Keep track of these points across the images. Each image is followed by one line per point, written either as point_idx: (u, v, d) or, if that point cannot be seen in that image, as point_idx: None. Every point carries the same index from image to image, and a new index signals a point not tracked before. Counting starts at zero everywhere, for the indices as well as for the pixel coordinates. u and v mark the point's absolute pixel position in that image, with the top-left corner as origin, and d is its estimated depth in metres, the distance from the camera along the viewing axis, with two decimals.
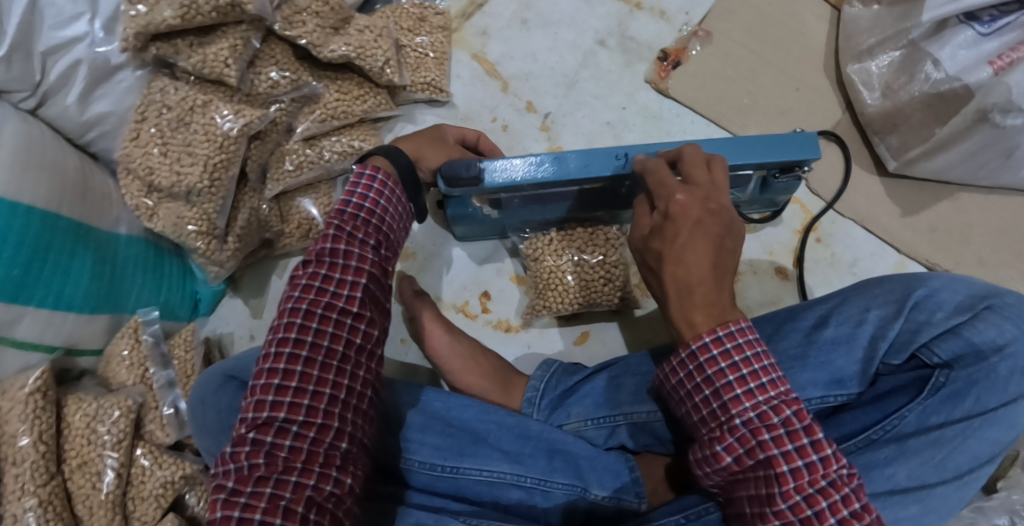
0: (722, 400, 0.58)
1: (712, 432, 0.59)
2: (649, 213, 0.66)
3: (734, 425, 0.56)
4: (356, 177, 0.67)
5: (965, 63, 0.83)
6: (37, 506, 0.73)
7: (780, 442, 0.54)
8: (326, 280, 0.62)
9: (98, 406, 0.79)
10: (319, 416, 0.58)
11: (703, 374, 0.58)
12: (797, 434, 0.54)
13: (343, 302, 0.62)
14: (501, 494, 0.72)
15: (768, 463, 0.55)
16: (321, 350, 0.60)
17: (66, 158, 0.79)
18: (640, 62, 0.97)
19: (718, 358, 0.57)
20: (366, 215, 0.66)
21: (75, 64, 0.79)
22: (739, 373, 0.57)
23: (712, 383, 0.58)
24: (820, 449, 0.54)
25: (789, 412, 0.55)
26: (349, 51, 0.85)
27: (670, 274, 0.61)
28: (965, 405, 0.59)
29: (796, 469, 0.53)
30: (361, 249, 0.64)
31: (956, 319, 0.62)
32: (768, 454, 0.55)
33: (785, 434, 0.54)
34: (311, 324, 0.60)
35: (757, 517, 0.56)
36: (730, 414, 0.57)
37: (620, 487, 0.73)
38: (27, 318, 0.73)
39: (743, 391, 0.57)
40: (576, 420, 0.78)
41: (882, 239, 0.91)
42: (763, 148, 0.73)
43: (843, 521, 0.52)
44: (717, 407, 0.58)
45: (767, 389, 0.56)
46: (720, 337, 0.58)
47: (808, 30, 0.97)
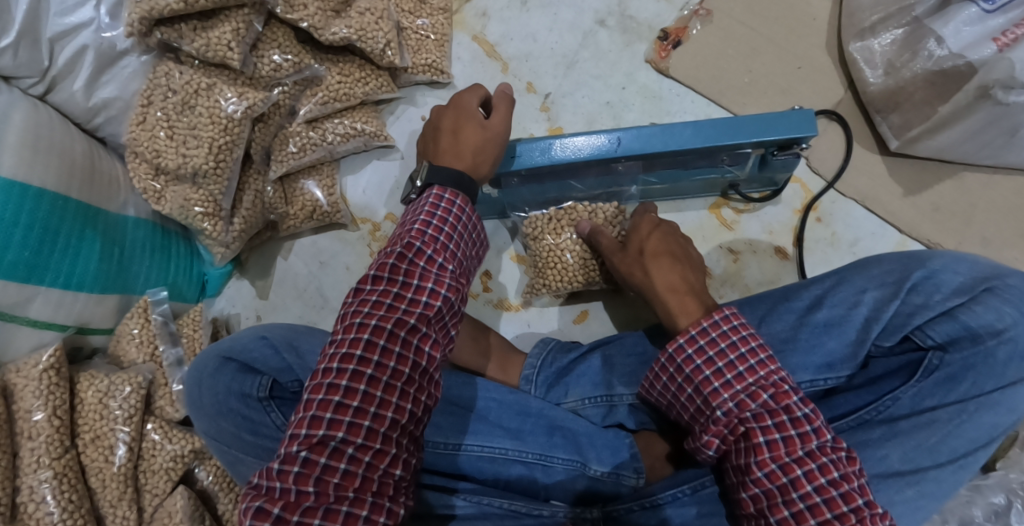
0: (704, 395, 0.60)
1: (700, 425, 0.61)
2: (610, 225, 0.85)
3: (717, 416, 0.58)
4: (435, 198, 0.67)
5: (969, 40, 0.82)
6: (52, 478, 0.76)
7: (758, 419, 0.56)
8: (399, 298, 0.60)
9: (109, 383, 0.81)
10: (367, 419, 0.55)
11: (682, 373, 0.61)
12: (775, 412, 0.55)
13: (413, 320, 0.59)
14: (502, 471, 0.74)
15: (746, 438, 0.56)
16: (392, 358, 0.57)
17: (74, 143, 0.81)
18: (639, 42, 0.97)
19: (693, 355, 0.60)
20: (445, 239, 0.65)
21: (81, 50, 0.81)
22: (716, 366, 0.59)
23: (692, 381, 0.60)
24: (798, 424, 0.55)
25: (766, 396, 0.56)
26: (350, 34, 0.85)
27: (649, 263, 0.72)
28: (960, 389, 0.60)
29: (772, 442, 0.55)
30: (439, 273, 0.63)
31: (953, 302, 0.62)
32: (746, 430, 0.56)
33: (764, 412, 0.56)
34: (379, 340, 0.57)
35: (739, 486, 0.57)
36: (712, 407, 0.59)
37: (618, 463, 0.75)
38: (39, 299, 0.76)
39: (721, 383, 0.58)
40: (574, 399, 0.79)
41: (883, 218, 0.91)
42: (760, 126, 0.73)
43: (822, 489, 0.53)
44: (701, 403, 0.60)
45: (744, 377, 0.58)
46: (693, 336, 0.60)
47: (810, 6, 0.96)
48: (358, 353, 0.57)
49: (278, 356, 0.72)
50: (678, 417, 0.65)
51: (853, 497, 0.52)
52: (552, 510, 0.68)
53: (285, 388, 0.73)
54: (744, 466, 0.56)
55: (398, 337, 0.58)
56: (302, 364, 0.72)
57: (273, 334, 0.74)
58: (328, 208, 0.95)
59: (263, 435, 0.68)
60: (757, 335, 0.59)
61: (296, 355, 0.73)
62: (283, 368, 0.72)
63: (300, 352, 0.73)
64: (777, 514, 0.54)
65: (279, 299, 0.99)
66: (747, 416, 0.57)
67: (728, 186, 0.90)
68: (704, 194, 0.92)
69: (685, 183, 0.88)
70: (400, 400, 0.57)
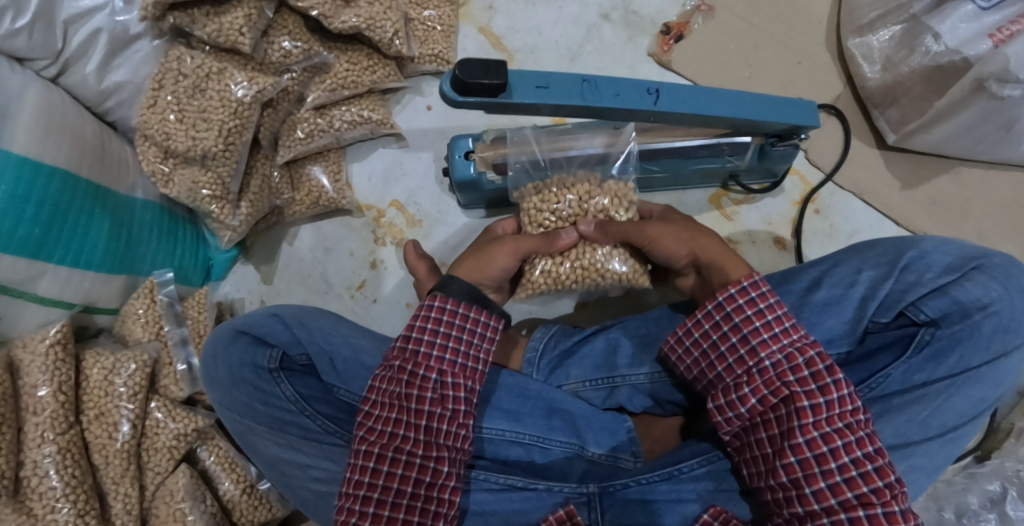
0: (751, 345, 0.63)
1: (738, 379, 0.63)
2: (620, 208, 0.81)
3: (763, 367, 0.62)
4: (427, 307, 0.68)
5: (965, 36, 0.84)
6: (56, 452, 0.76)
7: (804, 382, 0.60)
8: (400, 411, 0.64)
9: (114, 360, 0.82)
10: (386, 510, 0.61)
11: (731, 321, 0.64)
12: (821, 374, 0.60)
13: (414, 434, 0.63)
14: (501, 451, 0.76)
15: (790, 401, 0.60)
16: (399, 465, 0.62)
17: (86, 125, 0.82)
18: (642, 36, 0.99)
19: (745, 306, 0.63)
20: (442, 348, 0.66)
21: (95, 33, 0.83)
22: (765, 319, 0.63)
23: (739, 329, 0.63)
24: (841, 388, 0.59)
25: (812, 353, 0.61)
26: (360, 23, 0.86)
27: (695, 244, 0.73)
28: (948, 363, 0.64)
29: (817, 405, 0.59)
30: (432, 380, 0.65)
31: (944, 279, 0.66)
32: (791, 392, 0.60)
33: (810, 374, 0.60)
34: (387, 454, 0.62)
35: (773, 455, 0.61)
36: (759, 358, 0.62)
37: (615, 446, 0.77)
38: (48, 275, 0.77)
39: (769, 335, 0.62)
40: (575, 381, 0.80)
41: (881, 212, 0.92)
42: (780, 109, 0.72)
43: (858, 461, 0.58)
44: (744, 354, 0.63)
45: (789, 333, 0.62)
46: (745, 288, 0.64)
47: (810, 3, 0.97)
48: (370, 465, 0.62)
49: (289, 331, 0.74)
50: (702, 379, 0.67)
51: (887, 473, 0.57)
52: (548, 485, 0.70)
53: (295, 361, 0.74)
54: (787, 431, 0.60)
55: (402, 452, 0.62)
56: (311, 340, 0.73)
57: (284, 312, 0.75)
58: (334, 195, 0.97)
59: (273, 405, 0.72)
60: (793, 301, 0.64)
61: (304, 332, 0.74)
62: (292, 342, 0.74)
63: (310, 329, 0.74)
64: (813, 483, 0.58)
65: (283, 285, 1.00)
66: (792, 371, 0.61)
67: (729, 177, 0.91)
68: (705, 186, 0.94)
69: (685, 171, 0.88)
70: (424, 503, 0.62)
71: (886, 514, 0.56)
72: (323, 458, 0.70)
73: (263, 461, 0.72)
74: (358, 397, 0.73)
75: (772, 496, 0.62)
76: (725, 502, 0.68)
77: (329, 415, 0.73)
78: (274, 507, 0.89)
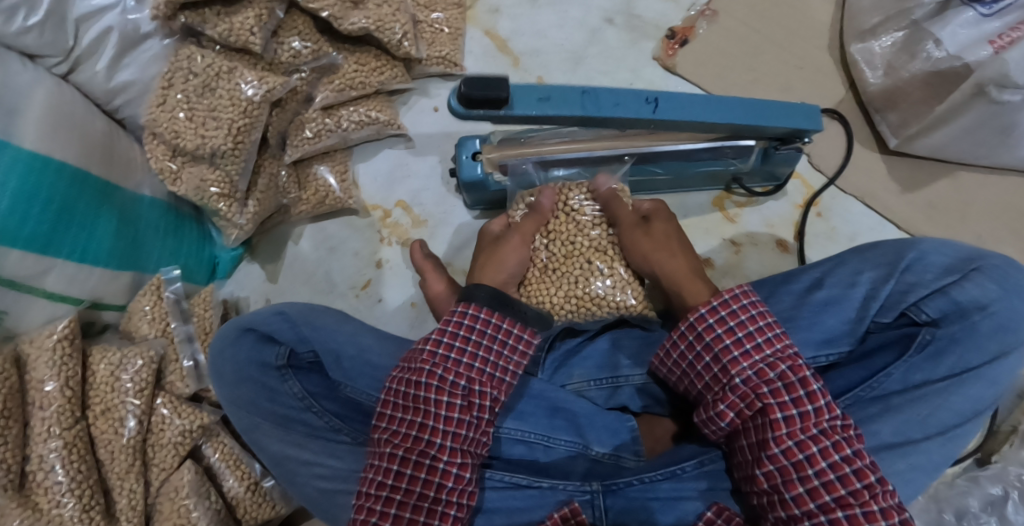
0: (722, 363, 0.65)
1: (715, 394, 0.65)
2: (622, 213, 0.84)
3: (735, 383, 0.63)
4: (459, 315, 0.70)
5: (965, 42, 0.85)
6: (62, 447, 0.76)
7: (776, 394, 0.61)
8: (427, 415, 0.65)
9: (121, 356, 0.82)
10: (408, 512, 0.61)
11: (703, 340, 0.66)
12: (793, 385, 0.61)
13: (441, 439, 0.64)
14: (504, 449, 0.76)
15: (764, 413, 0.61)
16: (423, 469, 0.63)
17: (95, 122, 0.83)
18: (647, 40, 1.00)
19: (715, 324, 0.65)
20: (471, 355, 0.68)
21: (106, 31, 0.84)
22: (735, 336, 0.64)
23: (711, 348, 0.65)
24: (814, 399, 0.60)
25: (783, 366, 0.62)
26: (369, 25, 0.87)
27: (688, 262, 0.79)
28: (947, 363, 0.65)
29: (789, 417, 0.60)
30: (461, 386, 0.66)
31: (944, 280, 0.67)
32: (764, 405, 0.61)
33: (782, 386, 0.61)
34: (412, 457, 0.63)
35: (753, 464, 0.62)
36: (731, 375, 0.64)
37: (617, 445, 0.77)
38: (55, 271, 0.77)
39: (740, 352, 0.64)
40: (578, 380, 0.81)
41: (882, 215, 0.93)
42: (772, 115, 0.73)
43: (837, 466, 0.58)
44: (718, 371, 0.65)
45: (762, 348, 0.63)
46: (715, 307, 0.66)
47: (812, 9, 0.99)
48: (395, 467, 0.63)
49: (294, 329, 0.74)
50: (687, 390, 0.69)
51: (867, 475, 0.58)
52: (551, 484, 0.70)
53: (302, 358, 0.75)
54: (762, 441, 0.61)
55: (427, 456, 0.63)
56: (316, 336, 0.74)
57: (290, 310, 0.75)
58: (340, 194, 0.97)
59: (280, 402, 0.73)
60: (767, 313, 0.65)
61: (310, 329, 0.74)
62: (298, 339, 0.74)
63: (315, 326, 0.74)
64: (791, 489, 0.59)
65: (289, 284, 1.01)
66: (761, 385, 0.62)
67: (732, 180, 0.91)
68: (708, 188, 0.94)
69: (688, 173, 0.88)
70: (443, 508, 0.62)
71: (867, 515, 0.56)
72: (329, 454, 0.70)
73: (269, 457, 0.72)
74: (364, 393, 0.74)
75: (758, 499, 0.62)
76: (725, 500, 0.69)
77: (335, 413, 0.74)
78: (277, 505, 0.89)
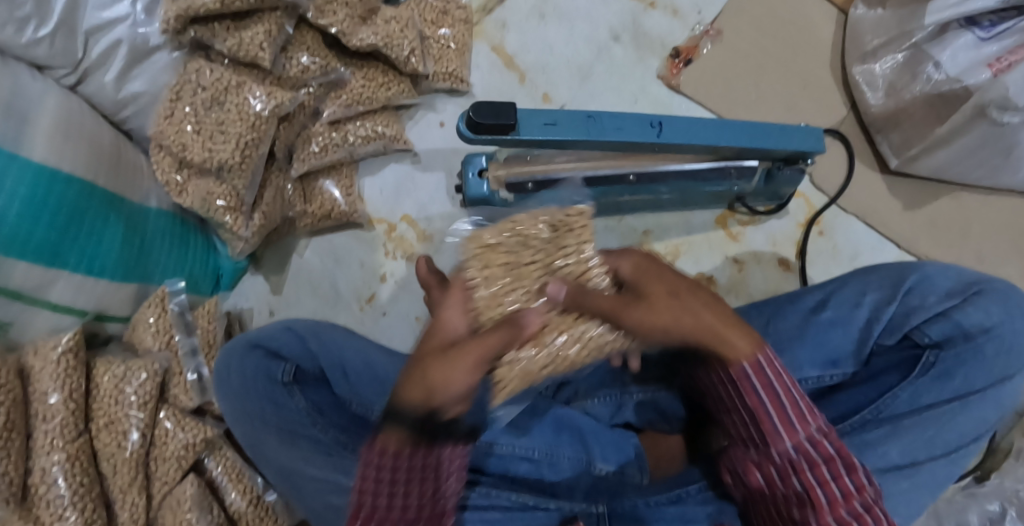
0: (763, 430, 0.63)
1: (750, 456, 0.65)
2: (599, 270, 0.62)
3: (773, 453, 0.62)
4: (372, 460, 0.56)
5: (965, 65, 0.85)
6: (65, 460, 0.76)
7: (815, 468, 0.61)
8: None
9: (125, 368, 0.82)
10: None
11: (744, 404, 0.64)
12: (835, 463, 0.60)
13: None
14: (510, 467, 0.75)
15: (801, 487, 0.61)
16: None
17: (102, 133, 0.83)
18: (652, 58, 1.01)
19: (760, 391, 0.62)
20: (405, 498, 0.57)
21: (116, 44, 0.84)
22: (780, 405, 0.62)
23: (753, 414, 0.63)
24: (854, 477, 0.60)
25: (826, 443, 0.61)
26: (377, 41, 0.88)
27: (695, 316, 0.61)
28: (953, 385, 0.65)
29: (828, 492, 0.60)
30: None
31: (947, 303, 0.68)
32: (801, 479, 0.61)
33: (823, 462, 0.60)
34: None
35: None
36: (770, 444, 0.63)
37: (623, 461, 0.78)
38: (60, 281, 0.77)
39: (784, 423, 0.62)
40: (583, 398, 0.82)
41: (883, 234, 0.94)
42: (775, 136, 0.75)
43: None
44: (756, 435, 0.64)
45: (805, 422, 0.61)
46: (761, 371, 0.62)
47: (816, 29, 1.00)
48: None
49: (302, 344, 0.76)
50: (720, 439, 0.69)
51: None
52: (558, 504, 0.70)
53: (308, 374, 0.76)
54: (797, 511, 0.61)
55: None
56: (324, 351, 0.76)
57: (297, 326, 0.77)
58: (346, 208, 0.97)
59: (286, 417, 0.71)
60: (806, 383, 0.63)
61: (317, 343, 0.77)
62: (305, 355, 0.76)
63: (322, 340, 0.77)
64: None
65: (293, 296, 1.01)
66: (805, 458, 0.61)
67: (735, 198, 0.92)
68: (712, 207, 0.95)
69: (693, 192, 0.89)
70: None
71: None
72: (334, 470, 0.67)
73: (274, 472, 0.71)
74: (370, 406, 0.77)
75: None
76: (731, 520, 0.69)
77: (342, 427, 0.74)
78: (280, 518, 0.89)
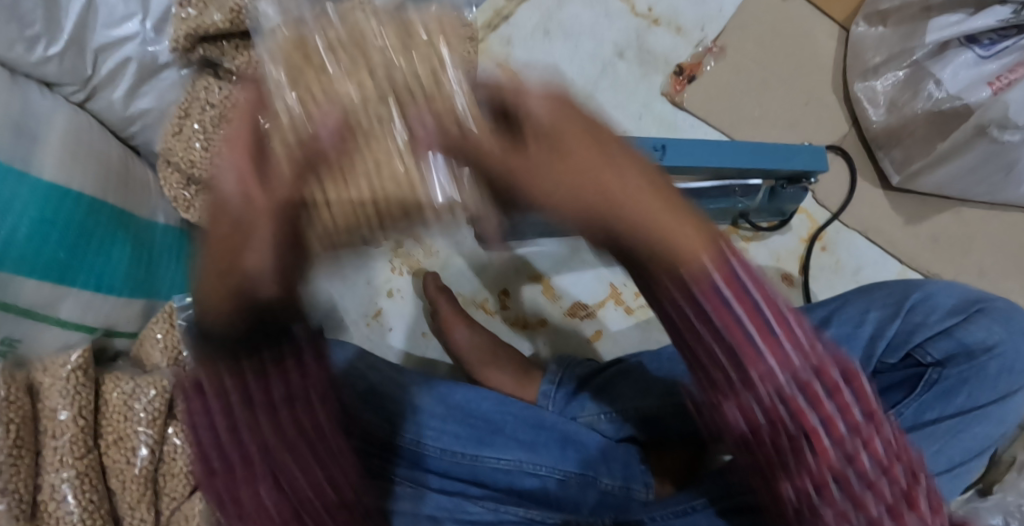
0: (813, 422, 0.39)
1: (793, 458, 0.41)
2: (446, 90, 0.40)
3: (823, 452, 0.40)
4: None
5: (965, 83, 0.88)
6: (74, 477, 0.76)
7: (862, 457, 0.42)
8: None
9: (134, 385, 0.83)
10: None
11: (780, 383, 0.38)
12: (885, 440, 0.42)
13: None
14: (515, 481, 0.77)
15: (847, 484, 0.43)
16: None
17: (111, 149, 0.85)
18: (657, 74, 1.02)
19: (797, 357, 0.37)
20: None
21: (125, 61, 0.85)
22: (823, 370, 0.38)
23: (794, 398, 0.38)
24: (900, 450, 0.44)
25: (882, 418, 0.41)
26: None
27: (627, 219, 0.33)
28: (957, 402, 0.66)
29: (875, 479, 0.43)
30: None
31: (949, 322, 0.69)
32: (843, 476, 0.42)
33: (875, 444, 0.42)
34: None
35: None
36: (819, 442, 0.40)
37: (628, 477, 0.78)
38: (70, 299, 0.78)
39: (830, 398, 0.38)
40: (590, 413, 0.82)
41: (885, 249, 0.95)
42: (775, 156, 0.77)
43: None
44: (802, 431, 0.39)
45: (857, 397, 0.39)
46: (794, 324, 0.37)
47: (818, 47, 1.01)
48: None
49: None
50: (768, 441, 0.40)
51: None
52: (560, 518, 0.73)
53: None
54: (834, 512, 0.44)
55: None
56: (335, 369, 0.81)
57: None
58: None
59: None
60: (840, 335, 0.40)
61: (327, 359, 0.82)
62: None
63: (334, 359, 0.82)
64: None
65: None
66: (833, 427, 0.40)
67: (739, 215, 0.92)
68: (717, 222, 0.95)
69: None
70: None
71: None
72: None
73: None
74: (378, 425, 0.78)
75: None
76: None
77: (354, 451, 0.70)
78: None
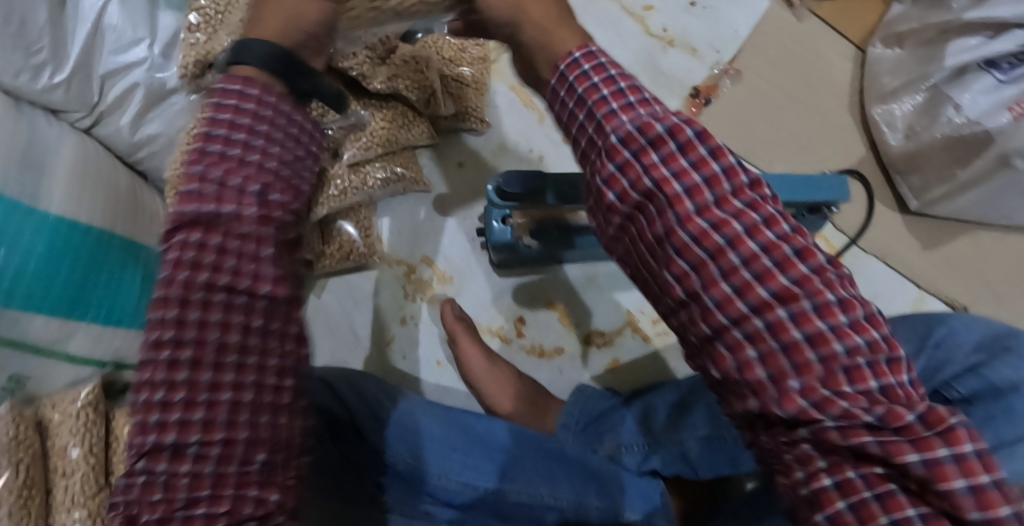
0: (695, 227, 0.49)
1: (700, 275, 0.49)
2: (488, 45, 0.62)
3: (717, 260, 0.48)
4: None
5: (985, 108, 0.83)
6: (86, 517, 0.75)
7: (764, 270, 0.47)
8: None
9: None
10: None
11: (662, 189, 0.50)
12: (792, 261, 0.47)
13: None
14: (538, 516, 0.76)
15: (751, 299, 0.47)
16: None
17: (119, 178, 0.84)
18: (672, 98, 0.99)
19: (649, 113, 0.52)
20: None
21: (132, 88, 0.83)
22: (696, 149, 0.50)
23: (674, 200, 0.49)
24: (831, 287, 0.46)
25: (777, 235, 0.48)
26: (394, 85, 0.85)
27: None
28: (984, 438, 0.65)
29: (783, 295, 0.46)
30: None
31: (975, 359, 0.69)
32: (748, 289, 0.47)
33: (778, 258, 0.47)
34: None
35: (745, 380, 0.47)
36: (707, 247, 0.48)
37: (650, 511, 0.76)
38: (79, 334, 0.76)
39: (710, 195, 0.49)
40: (610, 445, 0.81)
41: (903, 274, 0.94)
42: (800, 189, 0.76)
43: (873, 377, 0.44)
44: (694, 239, 0.49)
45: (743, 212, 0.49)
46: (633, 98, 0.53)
47: (833, 69, 1.01)
48: None
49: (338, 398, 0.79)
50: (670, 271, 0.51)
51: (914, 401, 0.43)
52: None
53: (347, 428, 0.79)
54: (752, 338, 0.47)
55: None
56: (359, 401, 0.79)
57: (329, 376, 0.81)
58: (364, 249, 0.95)
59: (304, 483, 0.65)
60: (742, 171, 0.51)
61: (353, 393, 0.80)
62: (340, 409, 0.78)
63: (358, 391, 0.80)
64: (811, 392, 0.44)
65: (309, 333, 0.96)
66: (760, 226, 0.48)
67: None
68: None
69: None
70: None
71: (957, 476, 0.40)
72: None
73: None
74: (400, 458, 0.77)
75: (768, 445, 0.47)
76: None
77: None
78: None
